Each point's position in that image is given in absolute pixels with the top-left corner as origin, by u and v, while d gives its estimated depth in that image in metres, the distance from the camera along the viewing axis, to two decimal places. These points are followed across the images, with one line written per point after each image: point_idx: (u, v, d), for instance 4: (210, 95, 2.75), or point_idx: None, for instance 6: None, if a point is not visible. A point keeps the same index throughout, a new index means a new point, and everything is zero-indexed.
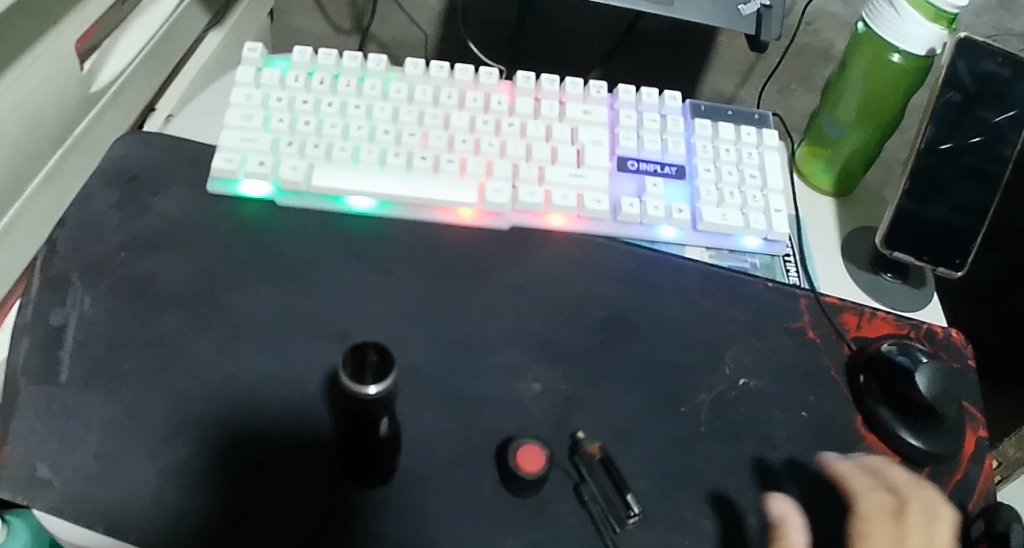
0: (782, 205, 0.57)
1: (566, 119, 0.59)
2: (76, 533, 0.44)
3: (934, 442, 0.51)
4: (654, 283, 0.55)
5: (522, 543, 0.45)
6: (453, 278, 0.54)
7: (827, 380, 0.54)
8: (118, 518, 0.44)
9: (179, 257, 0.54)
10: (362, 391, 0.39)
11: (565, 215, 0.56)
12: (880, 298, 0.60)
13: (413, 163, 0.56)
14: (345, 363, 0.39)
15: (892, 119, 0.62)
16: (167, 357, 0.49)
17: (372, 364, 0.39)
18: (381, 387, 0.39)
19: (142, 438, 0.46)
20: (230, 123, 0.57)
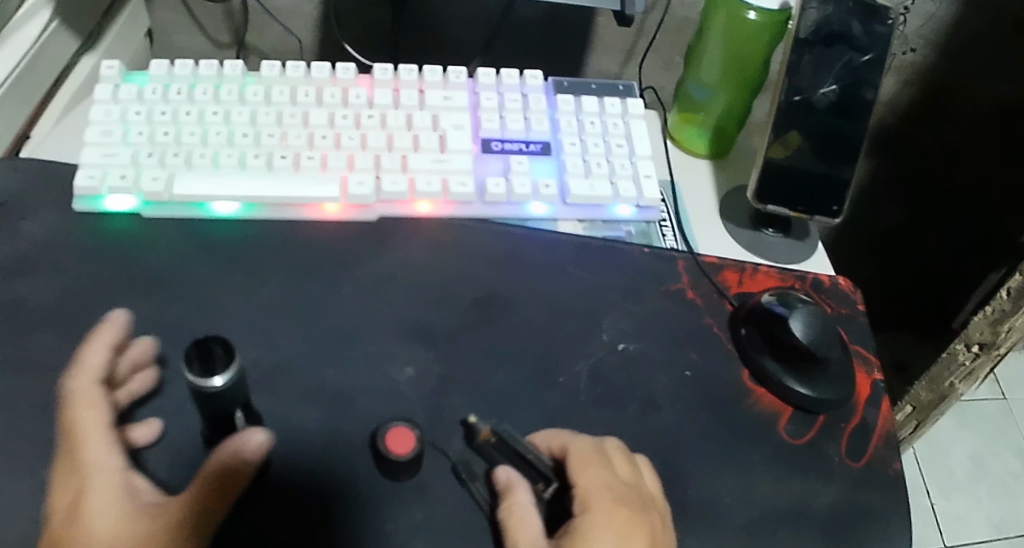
0: (651, 171, 0.58)
1: (426, 107, 0.58)
2: None
3: (820, 388, 0.52)
4: (526, 259, 0.55)
5: (401, 528, 0.44)
6: (317, 272, 0.53)
7: (709, 336, 0.55)
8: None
9: (47, 277, 0.54)
10: (207, 383, 0.39)
11: (432, 201, 0.55)
12: (765, 254, 0.60)
13: (273, 163, 0.55)
14: (188, 355, 0.39)
15: (754, 79, 0.63)
16: (41, 376, 0.50)
17: (215, 356, 0.39)
18: (221, 380, 0.39)
19: (22, 460, 0.47)
20: (90, 140, 0.56)
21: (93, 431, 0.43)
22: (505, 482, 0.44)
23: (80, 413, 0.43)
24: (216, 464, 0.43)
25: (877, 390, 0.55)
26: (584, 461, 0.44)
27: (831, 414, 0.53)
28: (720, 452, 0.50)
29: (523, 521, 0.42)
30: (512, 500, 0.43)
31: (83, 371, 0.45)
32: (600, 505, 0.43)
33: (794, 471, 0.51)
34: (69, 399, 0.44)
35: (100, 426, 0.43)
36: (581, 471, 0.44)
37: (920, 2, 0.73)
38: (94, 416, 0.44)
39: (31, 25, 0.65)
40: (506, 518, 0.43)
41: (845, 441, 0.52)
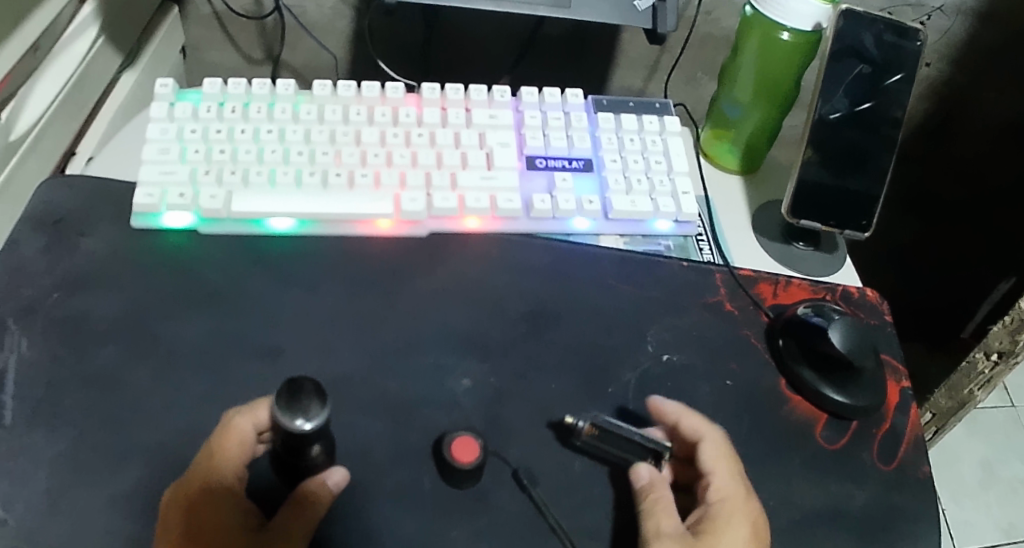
0: (689, 187, 0.60)
1: (473, 125, 0.61)
2: None
3: (856, 396, 0.54)
4: (571, 274, 0.58)
5: (467, 531, 0.47)
6: (377, 289, 0.56)
7: (747, 347, 0.57)
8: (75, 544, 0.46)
9: (109, 292, 0.55)
10: (293, 425, 0.44)
11: (480, 216, 0.58)
12: (795, 266, 0.63)
13: (328, 181, 0.57)
14: (281, 394, 0.45)
15: (785, 96, 0.66)
16: (107, 389, 0.52)
17: (306, 393, 0.45)
18: (310, 419, 0.44)
19: (91, 471, 0.49)
20: (147, 158, 0.58)
21: (229, 459, 0.46)
22: (648, 478, 0.48)
23: (228, 440, 0.46)
24: (305, 504, 0.45)
25: (905, 397, 0.57)
26: (722, 454, 0.49)
27: (863, 421, 0.55)
28: (762, 458, 0.53)
29: (667, 510, 0.47)
30: (655, 493, 0.47)
31: (250, 416, 0.47)
32: (734, 496, 0.48)
33: (833, 476, 0.53)
34: (225, 426, 0.46)
35: (236, 457, 0.46)
36: (717, 461, 0.49)
37: (937, 17, 0.75)
38: (240, 452, 0.46)
39: (79, 42, 0.64)
40: (648, 507, 0.47)
41: (878, 445, 0.55)
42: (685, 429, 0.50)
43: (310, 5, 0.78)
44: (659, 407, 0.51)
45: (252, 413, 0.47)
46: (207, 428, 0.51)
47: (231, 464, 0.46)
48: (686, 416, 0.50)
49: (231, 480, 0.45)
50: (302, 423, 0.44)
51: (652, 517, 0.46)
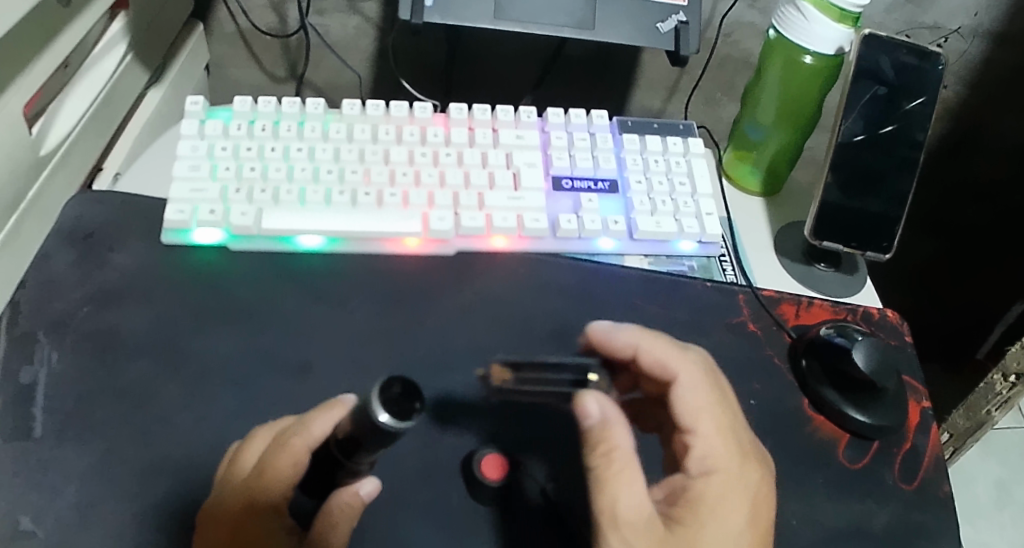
0: (713, 208, 0.61)
1: (500, 145, 0.62)
2: None
3: (877, 416, 0.55)
4: (597, 293, 0.59)
5: None
6: (405, 307, 0.57)
7: (771, 368, 0.57)
8: None
9: (139, 307, 0.56)
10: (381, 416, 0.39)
11: (507, 236, 0.59)
12: (816, 287, 0.63)
13: (357, 200, 0.58)
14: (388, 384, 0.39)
15: (807, 120, 0.66)
16: (136, 403, 0.52)
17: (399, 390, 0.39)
18: (393, 420, 0.39)
19: (120, 483, 0.49)
20: (178, 175, 0.59)
21: (278, 479, 0.44)
22: (597, 417, 0.45)
23: (284, 458, 0.44)
24: (339, 517, 0.45)
25: (926, 417, 0.58)
26: (702, 393, 0.48)
27: (885, 440, 0.56)
28: (785, 477, 0.53)
29: (627, 473, 0.43)
30: (608, 444, 0.44)
31: (306, 437, 0.44)
32: (721, 461, 0.46)
33: (855, 496, 0.53)
34: (282, 445, 0.44)
35: (288, 479, 0.44)
36: (688, 399, 0.48)
37: (954, 39, 0.77)
38: (292, 470, 0.44)
39: (107, 59, 0.65)
40: (600, 467, 0.44)
41: (900, 465, 0.55)
42: (643, 361, 0.50)
43: (334, 23, 0.79)
44: (606, 337, 0.51)
45: (308, 429, 0.44)
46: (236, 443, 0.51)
47: (281, 485, 0.44)
48: (645, 340, 0.50)
49: (277, 501, 0.44)
50: (381, 416, 0.39)
51: (607, 488, 0.43)
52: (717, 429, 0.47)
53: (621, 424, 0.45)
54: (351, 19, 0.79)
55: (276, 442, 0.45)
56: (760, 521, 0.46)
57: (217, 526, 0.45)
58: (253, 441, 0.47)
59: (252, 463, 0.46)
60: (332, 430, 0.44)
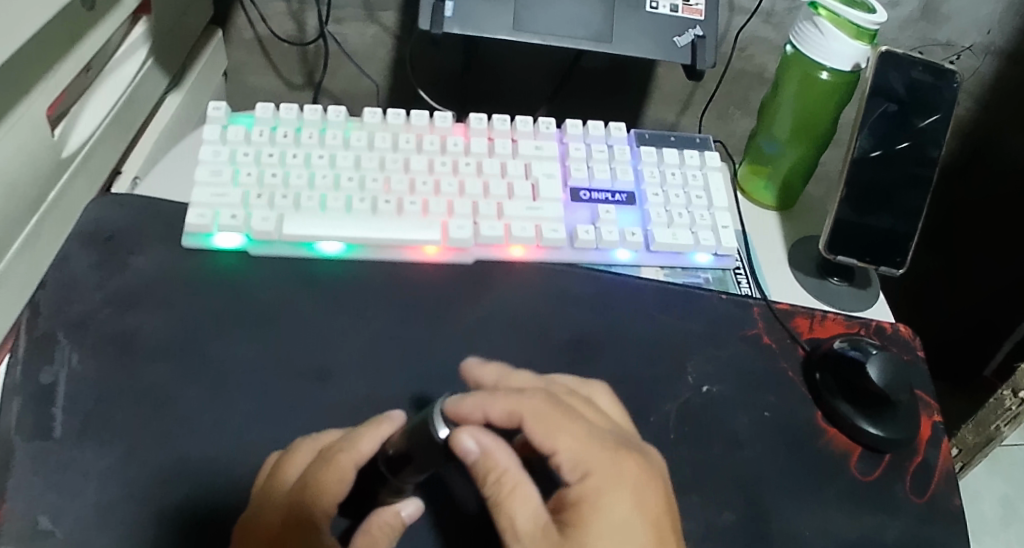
0: (728, 221, 0.62)
1: (519, 155, 0.63)
2: None
3: (891, 429, 0.55)
4: (613, 304, 0.59)
5: None
6: (424, 314, 0.57)
7: (785, 380, 0.58)
8: None
9: (159, 310, 0.57)
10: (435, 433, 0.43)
11: (525, 245, 0.60)
12: (829, 301, 0.64)
13: (378, 207, 0.59)
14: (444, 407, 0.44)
15: (821, 136, 0.67)
16: (156, 405, 0.53)
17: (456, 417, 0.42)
18: (450, 437, 0.42)
19: (137, 484, 0.50)
20: (200, 179, 0.59)
21: (325, 495, 0.45)
22: (477, 452, 0.42)
23: (330, 474, 0.45)
24: (377, 533, 0.45)
25: (937, 432, 0.58)
26: (552, 421, 0.44)
27: (897, 453, 0.56)
28: (797, 489, 0.53)
29: (520, 491, 0.42)
30: (497, 471, 0.42)
31: (354, 454, 0.45)
32: (596, 465, 0.44)
33: (868, 508, 0.53)
34: (330, 460, 0.45)
35: (333, 496, 0.45)
36: (542, 432, 0.44)
37: (966, 56, 0.78)
38: (338, 487, 0.45)
39: (129, 63, 0.66)
40: (497, 494, 0.43)
41: (911, 478, 0.55)
42: (493, 421, 0.44)
43: (352, 32, 0.80)
44: (457, 410, 0.44)
45: (356, 446, 0.45)
46: (255, 447, 0.52)
47: (324, 501, 0.45)
48: (486, 399, 0.44)
49: (317, 516, 0.45)
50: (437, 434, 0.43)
51: (504, 507, 0.42)
52: (565, 446, 0.43)
53: (498, 448, 0.42)
54: (369, 29, 0.80)
55: (325, 457, 0.46)
56: (652, 505, 0.44)
57: (255, 534, 0.45)
58: (300, 452, 0.47)
59: (296, 476, 0.47)
60: (381, 446, 0.45)
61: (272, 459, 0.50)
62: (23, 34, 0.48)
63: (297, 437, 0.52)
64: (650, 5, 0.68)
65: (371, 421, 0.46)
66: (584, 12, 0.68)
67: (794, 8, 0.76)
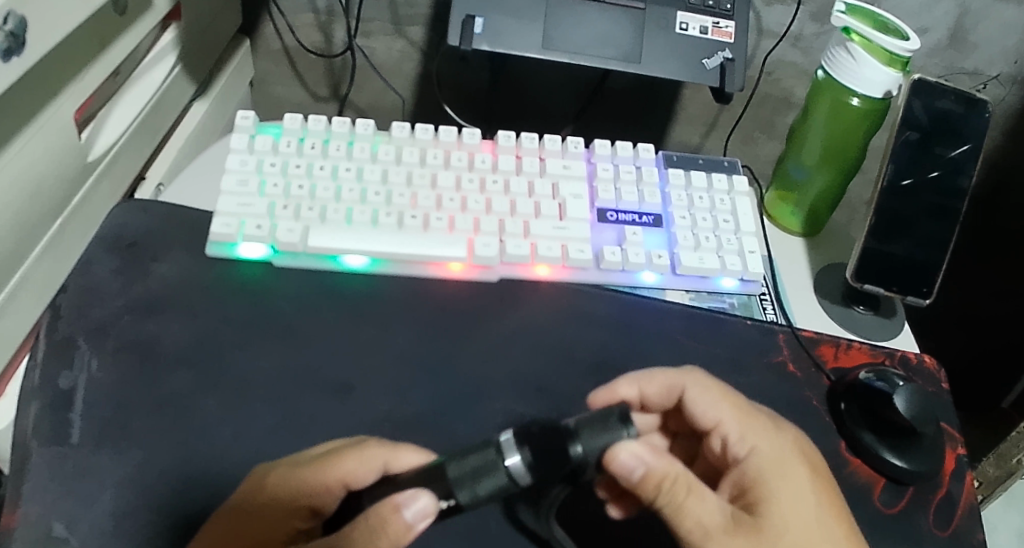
0: (755, 246, 0.61)
1: (547, 174, 0.62)
2: None
3: (917, 462, 0.54)
4: (638, 326, 0.59)
5: None
6: (447, 329, 0.57)
7: (809, 408, 0.57)
8: None
9: (180, 318, 0.57)
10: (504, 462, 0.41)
11: (551, 265, 0.59)
12: (854, 330, 0.63)
13: (403, 222, 0.59)
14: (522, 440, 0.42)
15: (851, 163, 0.66)
16: (174, 413, 0.52)
17: (534, 440, 0.42)
18: (518, 468, 0.41)
19: (152, 494, 0.49)
20: (227, 188, 0.59)
21: (342, 467, 0.45)
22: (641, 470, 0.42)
23: (354, 458, 0.46)
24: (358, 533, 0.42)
25: (961, 465, 0.57)
26: (715, 396, 0.49)
27: (920, 486, 0.55)
28: None
29: (694, 497, 0.43)
30: (669, 479, 0.42)
31: (387, 453, 0.46)
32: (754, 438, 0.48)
33: (891, 540, 0.52)
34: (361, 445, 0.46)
35: (346, 472, 0.45)
36: (705, 404, 0.49)
37: (994, 86, 0.77)
38: (355, 466, 0.45)
39: (157, 69, 0.66)
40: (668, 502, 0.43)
41: (934, 511, 0.54)
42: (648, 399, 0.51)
43: (379, 46, 0.80)
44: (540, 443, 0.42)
45: (398, 456, 0.46)
46: (274, 459, 0.51)
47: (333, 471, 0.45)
48: (644, 379, 0.51)
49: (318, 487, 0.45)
50: (505, 459, 0.41)
51: (687, 507, 0.43)
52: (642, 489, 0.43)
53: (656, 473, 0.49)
54: (396, 43, 0.80)
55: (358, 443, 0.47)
56: (817, 468, 0.48)
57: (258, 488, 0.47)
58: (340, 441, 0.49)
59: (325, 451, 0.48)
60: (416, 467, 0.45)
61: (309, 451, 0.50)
62: (54, 37, 0.48)
63: (315, 451, 0.51)
64: (679, 26, 0.68)
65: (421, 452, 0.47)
66: (613, 33, 0.67)
67: (823, 33, 0.75)
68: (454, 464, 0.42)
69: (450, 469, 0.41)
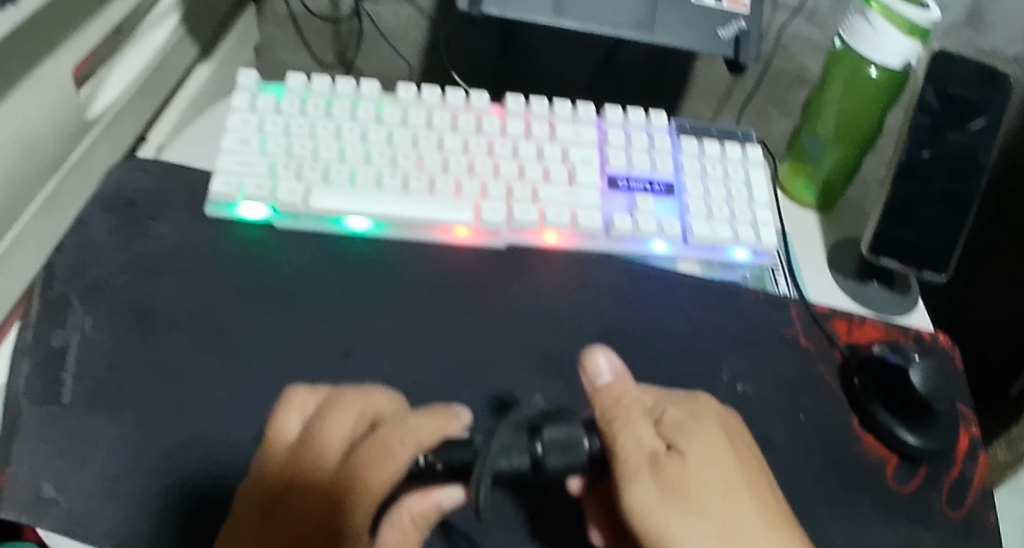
0: (769, 218, 0.59)
1: (556, 139, 0.61)
2: None
3: (930, 439, 0.53)
4: (648, 294, 0.57)
5: None
6: (453, 292, 0.56)
7: (822, 384, 0.56)
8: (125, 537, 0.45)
9: (178, 279, 0.55)
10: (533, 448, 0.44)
11: (559, 233, 0.57)
12: (867, 304, 0.62)
13: (409, 184, 0.57)
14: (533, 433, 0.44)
15: (867, 137, 0.65)
16: (170, 375, 0.51)
17: (548, 435, 0.44)
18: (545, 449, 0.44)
19: (147, 458, 0.48)
20: (227, 147, 0.58)
21: (373, 487, 0.42)
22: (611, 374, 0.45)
23: (381, 469, 0.42)
24: (408, 526, 0.45)
25: (974, 446, 0.56)
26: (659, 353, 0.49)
27: (933, 464, 0.54)
28: (832, 497, 0.51)
29: (644, 420, 0.43)
30: (631, 395, 0.44)
31: (412, 444, 0.43)
32: (674, 409, 0.45)
33: (903, 521, 0.51)
34: (379, 449, 0.43)
35: (378, 493, 0.42)
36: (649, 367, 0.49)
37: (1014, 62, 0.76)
38: (387, 481, 0.42)
39: (159, 28, 0.64)
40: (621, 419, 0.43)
41: (946, 491, 0.53)
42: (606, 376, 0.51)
43: (386, 11, 0.78)
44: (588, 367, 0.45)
45: (414, 439, 0.43)
46: None
47: (367, 496, 0.42)
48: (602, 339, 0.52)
49: (355, 522, 0.42)
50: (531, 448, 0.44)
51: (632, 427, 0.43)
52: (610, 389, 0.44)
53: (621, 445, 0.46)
54: (403, 8, 0.78)
55: (377, 440, 0.43)
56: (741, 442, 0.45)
57: (281, 516, 0.43)
58: (341, 416, 0.44)
59: (339, 448, 0.44)
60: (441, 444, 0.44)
61: (290, 425, 0.45)
62: None
63: None
64: None
65: (430, 412, 0.44)
66: None
67: (841, 5, 0.74)
68: (496, 440, 0.43)
69: (496, 445, 0.43)
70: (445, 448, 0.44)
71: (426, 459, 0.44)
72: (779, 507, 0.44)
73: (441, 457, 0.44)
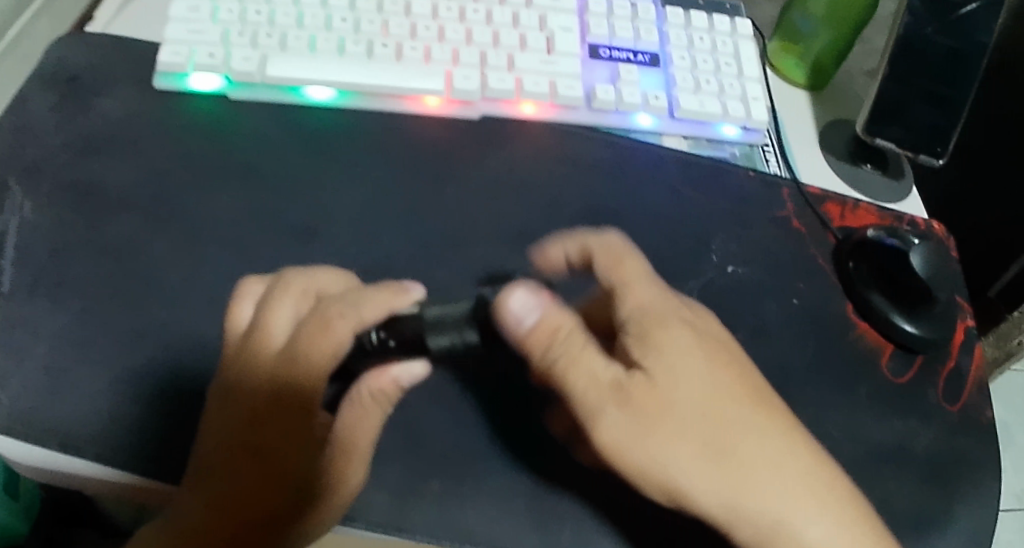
0: (759, 93, 0.56)
1: (533, 6, 0.56)
2: (28, 456, 0.42)
3: (927, 328, 0.50)
4: (633, 173, 0.54)
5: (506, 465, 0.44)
6: (425, 167, 0.52)
7: (816, 268, 0.53)
8: (71, 432, 0.42)
9: (125, 157, 0.50)
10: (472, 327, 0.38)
11: (537, 102, 0.54)
12: (860, 189, 0.59)
13: (374, 51, 0.53)
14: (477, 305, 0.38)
15: (863, 13, 0.61)
16: (118, 259, 0.47)
17: (494, 303, 0.38)
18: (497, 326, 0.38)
19: (93, 346, 0.44)
20: (175, 15, 0.53)
21: (320, 353, 0.40)
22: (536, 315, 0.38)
23: (324, 341, 0.40)
24: (370, 404, 0.40)
25: (970, 338, 0.53)
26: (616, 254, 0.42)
27: (929, 356, 0.51)
28: (827, 383, 0.49)
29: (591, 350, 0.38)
30: (566, 328, 0.38)
31: (355, 319, 0.39)
32: (631, 317, 0.40)
33: (899, 409, 0.49)
34: (322, 323, 0.40)
35: (327, 364, 0.40)
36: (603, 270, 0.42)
37: None
38: (333, 353, 0.40)
39: None
40: (567, 350, 0.38)
41: (942, 383, 0.50)
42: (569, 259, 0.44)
43: None
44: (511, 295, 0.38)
45: (360, 312, 0.40)
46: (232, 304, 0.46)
47: (315, 367, 0.40)
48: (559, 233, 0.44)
49: (310, 399, 0.40)
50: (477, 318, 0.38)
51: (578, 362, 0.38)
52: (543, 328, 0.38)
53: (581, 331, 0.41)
54: None
55: (318, 315, 0.40)
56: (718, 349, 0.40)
57: (235, 403, 0.41)
58: (280, 302, 0.42)
59: (283, 329, 0.41)
60: (388, 315, 0.40)
61: (243, 315, 0.43)
62: None
63: None
64: None
65: (380, 288, 0.41)
66: None
67: None
68: (437, 308, 0.39)
69: (432, 311, 0.38)
70: (393, 321, 0.40)
71: (376, 335, 0.40)
72: (757, 399, 0.39)
73: (392, 333, 0.40)
